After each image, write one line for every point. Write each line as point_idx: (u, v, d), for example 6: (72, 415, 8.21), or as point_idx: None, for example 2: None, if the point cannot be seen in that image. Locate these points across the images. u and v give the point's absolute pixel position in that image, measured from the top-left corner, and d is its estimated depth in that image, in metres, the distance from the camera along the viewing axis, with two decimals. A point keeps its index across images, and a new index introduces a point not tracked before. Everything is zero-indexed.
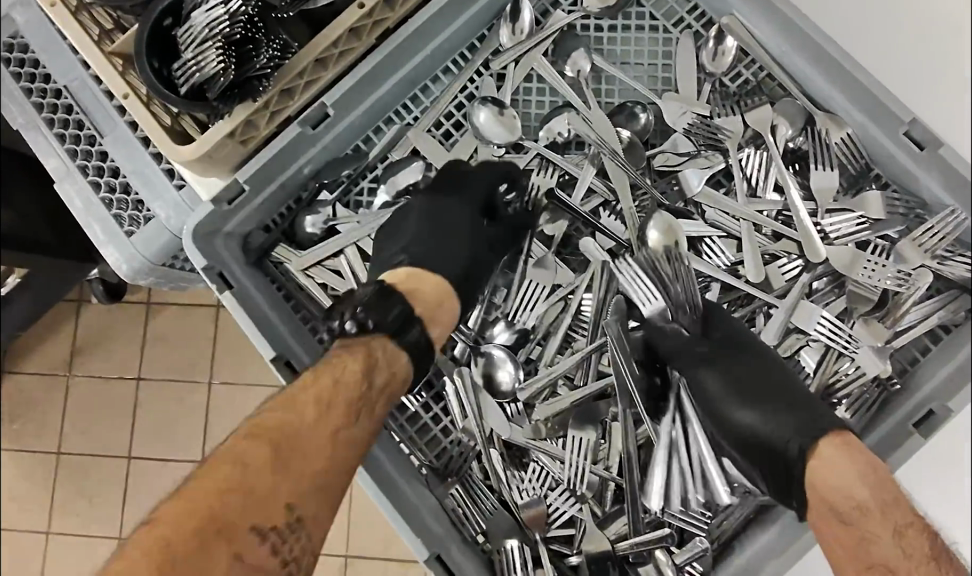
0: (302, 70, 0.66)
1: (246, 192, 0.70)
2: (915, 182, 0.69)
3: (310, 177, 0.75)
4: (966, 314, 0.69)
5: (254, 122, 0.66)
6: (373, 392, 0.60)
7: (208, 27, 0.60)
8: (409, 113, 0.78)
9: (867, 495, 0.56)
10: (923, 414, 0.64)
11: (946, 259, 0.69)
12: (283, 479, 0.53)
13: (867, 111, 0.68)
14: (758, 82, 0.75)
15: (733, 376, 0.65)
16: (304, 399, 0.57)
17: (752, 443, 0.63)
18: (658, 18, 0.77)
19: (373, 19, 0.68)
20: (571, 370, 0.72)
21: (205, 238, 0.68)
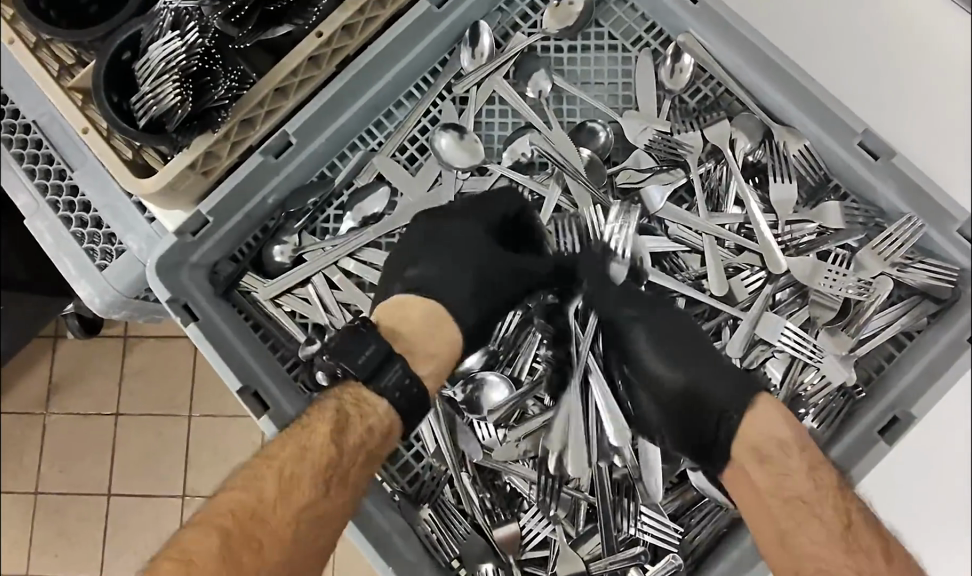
0: (261, 99, 0.66)
1: (210, 223, 0.70)
2: (871, 192, 0.71)
3: (275, 206, 0.75)
4: (928, 319, 0.69)
5: (215, 153, 0.66)
6: (344, 460, 0.59)
7: (164, 61, 0.60)
8: (373, 139, 0.78)
9: (792, 439, 0.60)
10: (887, 420, 0.65)
11: (907, 266, 0.69)
12: (236, 569, 0.53)
13: (822, 123, 0.70)
14: (716, 98, 0.76)
15: (664, 335, 0.66)
16: (273, 479, 0.57)
17: (685, 397, 0.63)
18: (617, 38, 0.78)
19: (331, 48, 0.68)
20: (541, 390, 0.72)
21: (171, 272, 0.68)
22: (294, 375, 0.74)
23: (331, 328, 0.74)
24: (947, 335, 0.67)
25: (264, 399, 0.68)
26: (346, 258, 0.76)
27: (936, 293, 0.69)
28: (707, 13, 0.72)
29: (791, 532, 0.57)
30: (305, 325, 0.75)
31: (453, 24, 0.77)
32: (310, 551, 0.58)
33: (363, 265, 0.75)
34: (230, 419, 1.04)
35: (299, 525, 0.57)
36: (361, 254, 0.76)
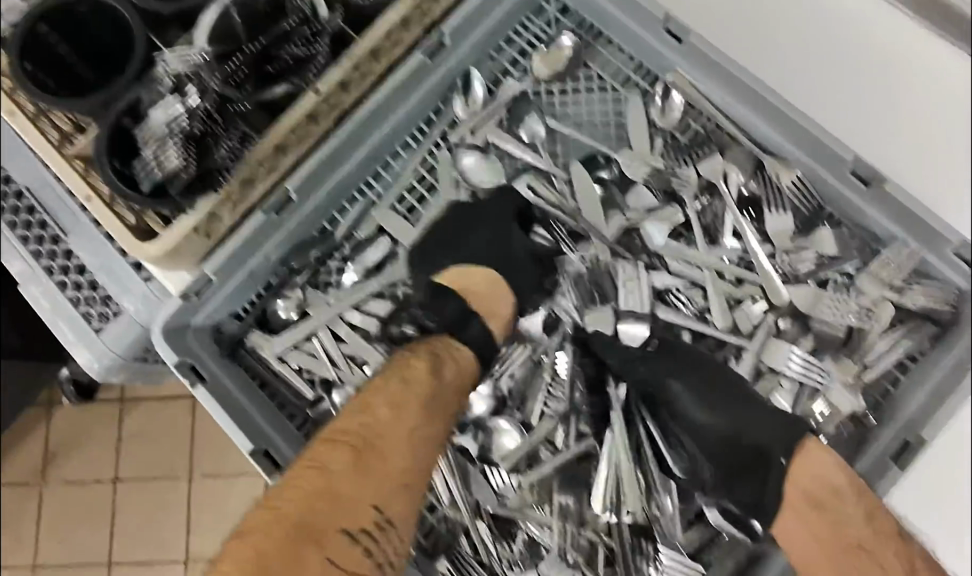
0: (261, 158, 0.66)
1: (213, 282, 0.70)
2: (865, 219, 0.71)
3: (278, 263, 0.74)
4: (932, 342, 0.70)
5: (217, 214, 0.66)
6: (444, 392, 0.65)
7: (166, 125, 0.61)
8: (371, 190, 0.78)
9: (844, 483, 0.61)
10: (898, 446, 0.65)
11: (906, 290, 0.70)
12: (365, 475, 0.58)
13: (813, 154, 0.71)
14: (708, 133, 0.76)
15: (702, 387, 0.67)
16: (380, 412, 0.61)
17: (733, 447, 0.65)
18: (606, 78, 0.78)
19: (328, 104, 0.69)
20: (552, 433, 0.71)
21: (176, 333, 0.68)
22: (302, 431, 0.73)
23: (339, 382, 0.74)
24: (951, 358, 0.67)
25: (276, 458, 0.68)
26: (351, 310, 0.76)
27: (937, 315, 0.69)
28: (693, 52, 0.73)
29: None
30: (312, 380, 0.75)
31: (446, 73, 0.77)
32: (418, 447, 0.62)
33: (368, 317, 0.75)
34: (233, 479, 1.03)
35: (414, 433, 0.62)
36: (365, 305, 0.76)
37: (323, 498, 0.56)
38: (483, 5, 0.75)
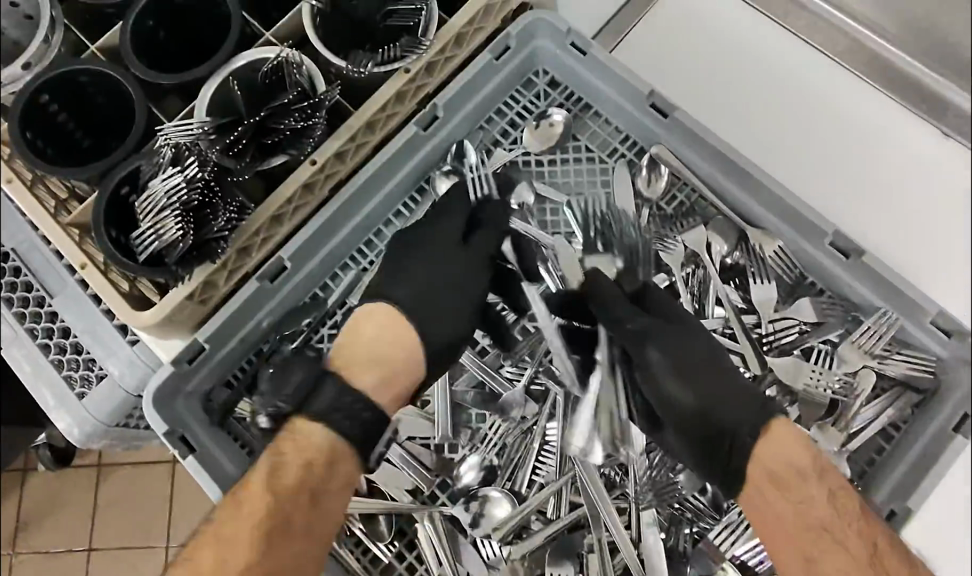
0: (259, 227, 0.67)
1: (206, 350, 0.70)
2: (845, 288, 0.73)
3: (268, 330, 0.74)
4: (912, 410, 0.72)
5: (213, 282, 0.67)
6: (303, 497, 0.62)
7: (166, 195, 0.61)
8: (364, 258, 0.79)
9: (810, 462, 0.62)
10: (887, 513, 0.67)
11: (886, 359, 0.71)
12: (272, 558, 0.60)
13: (797, 228, 0.73)
14: (691, 203, 0.78)
15: (678, 355, 0.66)
16: (284, 481, 0.61)
17: (702, 424, 0.63)
18: (593, 150, 0.80)
19: (325, 173, 0.69)
20: (543, 503, 0.71)
21: (166, 401, 0.68)
22: None
23: None
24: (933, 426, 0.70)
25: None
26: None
27: (917, 383, 0.71)
28: (680, 127, 0.74)
29: (817, 558, 0.60)
30: None
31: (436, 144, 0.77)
32: (316, 532, 0.63)
33: None
34: None
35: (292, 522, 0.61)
36: None
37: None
38: (475, 76, 0.75)
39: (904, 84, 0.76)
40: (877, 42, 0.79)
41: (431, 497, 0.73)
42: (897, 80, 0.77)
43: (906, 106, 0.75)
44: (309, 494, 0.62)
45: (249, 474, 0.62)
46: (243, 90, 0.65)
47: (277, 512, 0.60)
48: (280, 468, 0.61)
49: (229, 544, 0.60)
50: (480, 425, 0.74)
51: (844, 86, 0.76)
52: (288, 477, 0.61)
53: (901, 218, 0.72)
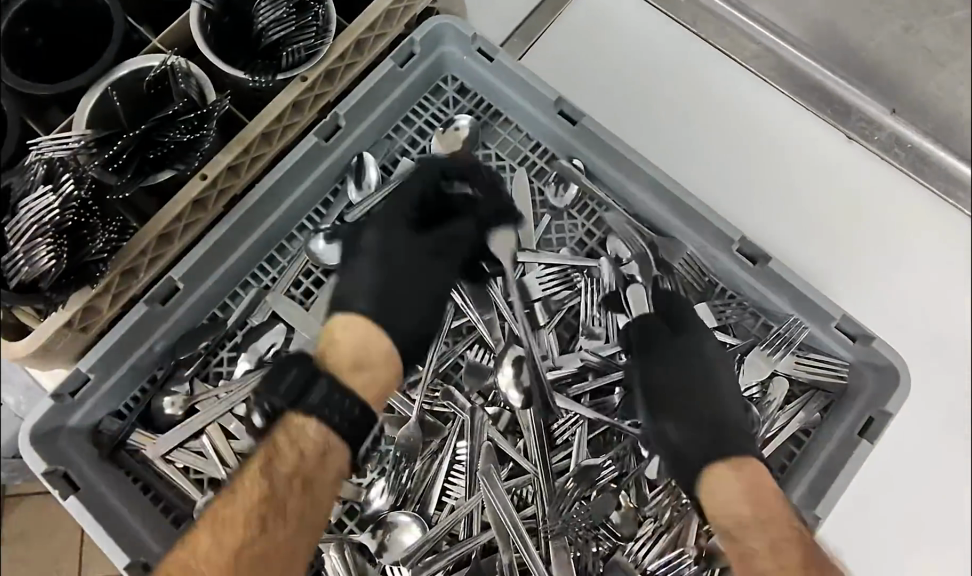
0: (145, 248, 0.62)
1: (92, 380, 0.64)
2: (665, 222, 0.71)
3: (164, 355, 0.69)
4: (792, 318, 0.67)
5: (95, 306, 0.62)
6: (271, 500, 0.53)
7: (36, 218, 0.57)
8: (266, 275, 0.73)
9: (748, 508, 0.56)
10: (862, 423, 0.64)
11: (712, 284, 0.71)
12: (232, 538, 0.52)
13: (636, 178, 0.71)
14: (545, 163, 0.76)
15: (685, 367, 0.64)
16: (277, 458, 0.54)
17: (705, 433, 0.60)
18: (429, 104, 0.77)
19: (217, 188, 0.65)
20: (454, 525, 0.65)
21: (47, 439, 0.62)
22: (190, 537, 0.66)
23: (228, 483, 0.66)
24: (859, 413, 0.65)
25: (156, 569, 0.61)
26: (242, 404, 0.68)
27: (825, 387, 0.67)
28: (505, 70, 0.73)
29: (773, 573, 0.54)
30: (200, 480, 0.68)
31: (305, 156, 0.70)
32: (282, 556, 0.53)
33: None
34: None
35: (282, 535, 0.53)
36: None
37: None
38: (380, 83, 0.72)
39: (796, 76, 0.79)
40: (659, 44, 0.80)
41: (337, 525, 0.66)
42: (692, 19, 0.81)
43: (743, 62, 0.79)
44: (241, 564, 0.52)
45: (227, 497, 0.54)
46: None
47: None
48: (245, 481, 0.54)
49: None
50: (389, 448, 0.67)
51: (693, 53, 0.79)
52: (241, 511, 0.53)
53: (795, 210, 0.74)
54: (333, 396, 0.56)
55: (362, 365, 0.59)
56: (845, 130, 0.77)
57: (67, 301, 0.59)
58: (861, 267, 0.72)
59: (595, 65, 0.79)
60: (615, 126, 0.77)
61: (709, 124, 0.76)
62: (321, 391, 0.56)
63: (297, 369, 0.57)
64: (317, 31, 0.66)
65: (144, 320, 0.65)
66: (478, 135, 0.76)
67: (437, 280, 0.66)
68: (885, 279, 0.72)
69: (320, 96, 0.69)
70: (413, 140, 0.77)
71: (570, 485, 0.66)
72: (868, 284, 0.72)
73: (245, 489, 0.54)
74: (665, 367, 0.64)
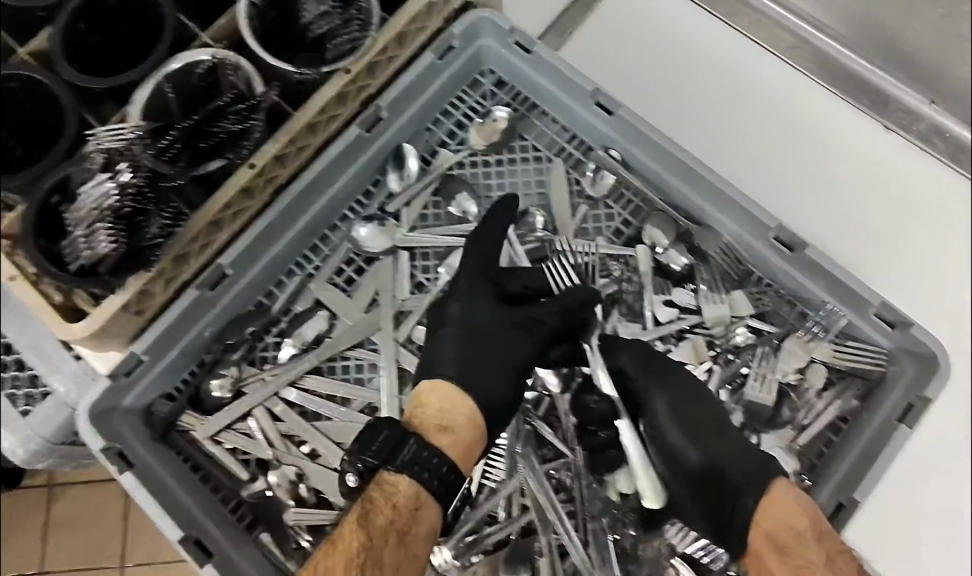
0: (196, 234, 0.65)
1: (145, 362, 0.67)
2: (702, 211, 0.72)
3: (212, 340, 0.71)
4: (828, 305, 0.68)
5: (149, 291, 0.64)
6: (371, 553, 0.56)
7: (96, 203, 0.59)
8: (310, 264, 0.75)
9: (804, 524, 0.57)
10: (902, 408, 0.65)
11: (749, 272, 0.71)
12: None
13: (670, 167, 0.72)
14: (582, 154, 0.77)
15: (681, 399, 0.66)
16: (380, 514, 0.58)
17: (718, 465, 0.62)
18: (467, 96, 0.79)
19: (265, 178, 0.67)
20: (495, 507, 0.66)
21: (103, 418, 0.65)
22: (239, 515, 0.68)
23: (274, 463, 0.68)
24: (898, 399, 0.65)
25: (207, 544, 0.63)
26: (288, 387, 0.70)
27: (864, 373, 0.67)
28: (543, 63, 0.75)
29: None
30: (248, 461, 0.70)
31: (348, 146, 0.72)
32: None
33: (306, 394, 0.70)
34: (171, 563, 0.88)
35: None
36: (302, 382, 0.71)
37: None
38: (420, 76, 0.74)
39: (832, 68, 0.80)
40: (694, 37, 0.80)
41: None
42: (728, 12, 0.82)
43: (778, 54, 0.80)
44: None
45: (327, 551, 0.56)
46: (47, 245, 0.61)
47: None
48: (349, 537, 0.56)
49: None
50: None
51: (729, 45, 0.80)
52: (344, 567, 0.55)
53: (835, 202, 0.74)
54: (421, 454, 0.60)
55: (448, 427, 0.63)
56: (882, 121, 0.77)
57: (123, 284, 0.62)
58: (902, 257, 0.72)
59: (630, 59, 0.80)
60: (651, 117, 0.78)
61: (748, 120, 0.77)
62: (411, 449, 0.60)
63: (387, 432, 0.60)
64: (361, 24, 0.68)
65: (194, 305, 0.68)
66: (515, 127, 0.77)
67: (522, 348, 0.68)
68: (927, 269, 0.72)
69: (363, 88, 0.71)
70: (452, 132, 0.79)
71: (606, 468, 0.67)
72: (910, 273, 0.72)
73: (345, 548, 0.56)
74: (673, 393, 0.66)
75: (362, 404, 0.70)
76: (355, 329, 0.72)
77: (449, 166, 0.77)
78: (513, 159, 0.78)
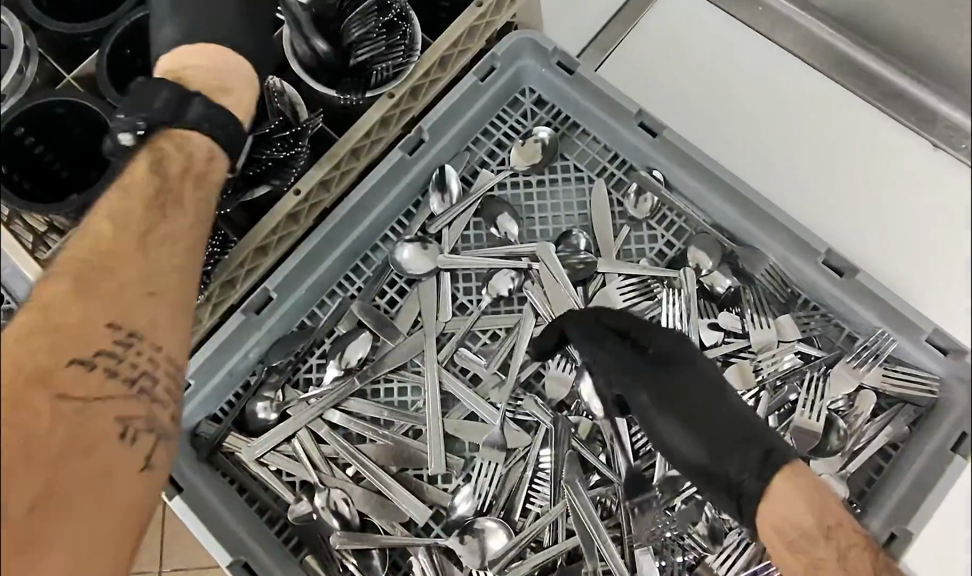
0: (242, 259, 0.65)
1: (192, 386, 0.68)
2: (748, 234, 0.71)
3: (256, 362, 0.72)
4: (880, 331, 0.67)
5: (197, 316, 0.65)
6: (148, 201, 0.54)
7: None
8: (352, 284, 0.75)
9: (809, 517, 0.55)
10: (955, 437, 0.64)
11: (797, 294, 0.70)
12: (106, 258, 0.50)
13: (710, 186, 0.72)
14: (625, 173, 0.76)
15: (675, 392, 0.61)
16: (162, 195, 0.55)
17: (713, 461, 0.58)
18: (507, 115, 0.79)
19: (309, 203, 0.68)
20: (541, 531, 0.66)
21: None
22: (286, 537, 0.68)
23: (320, 485, 0.68)
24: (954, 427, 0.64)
25: (256, 568, 0.64)
26: (331, 409, 0.71)
27: (913, 400, 0.66)
28: (583, 84, 0.75)
29: None
30: (293, 483, 0.70)
31: (390, 170, 0.72)
32: (162, 276, 0.53)
33: (351, 416, 0.71)
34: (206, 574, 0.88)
35: (145, 250, 0.52)
36: (346, 405, 0.71)
37: (78, 338, 0.47)
38: (461, 98, 0.74)
39: (879, 86, 0.79)
40: (733, 52, 0.79)
41: (426, 528, 0.69)
42: (770, 27, 0.81)
43: (819, 69, 0.79)
44: (132, 282, 0.51)
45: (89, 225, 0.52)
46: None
47: (97, 320, 0.48)
48: (136, 197, 0.54)
49: (99, 298, 0.49)
50: (474, 454, 0.70)
51: (767, 59, 0.79)
52: (111, 231, 0.51)
53: (882, 220, 0.73)
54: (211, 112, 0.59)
55: (216, 75, 0.62)
56: (930, 138, 0.75)
57: None
58: None
59: (671, 77, 0.79)
60: (691, 135, 0.77)
61: (788, 136, 0.76)
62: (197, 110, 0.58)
63: (169, 91, 0.57)
64: (405, 49, 0.68)
65: (240, 329, 0.68)
66: (556, 147, 0.77)
67: (614, 366, 0.64)
68: None
69: (405, 112, 0.71)
70: (492, 151, 0.78)
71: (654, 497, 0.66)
72: None
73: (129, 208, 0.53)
74: (692, 377, 0.62)
75: (407, 427, 0.70)
76: (398, 351, 0.71)
77: (491, 186, 0.76)
78: (555, 179, 0.77)
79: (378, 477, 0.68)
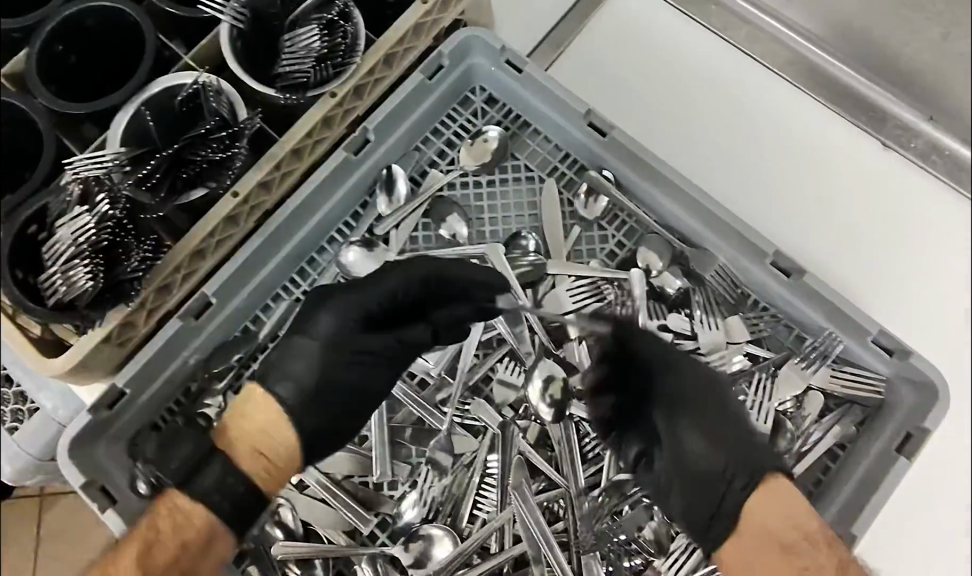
0: (179, 264, 0.63)
1: (127, 395, 0.65)
2: (698, 235, 0.70)
3: (196, 368, 0.69)
4: (829, 331, 0.66)
5: (131, 322, 0.62)
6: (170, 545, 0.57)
7: (73, 242, 0.58)
8: (297, 287, 0.74)
9: (812, 527, 0.57)
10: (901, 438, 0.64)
11: (747, 294, 0.70)
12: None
13: (659, 188, 0.71)
14: (576, 174, 0.75)
15: (695, 398, 0.63)
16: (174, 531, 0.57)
17: (718, 467, 0.59)
18: (458, 114, 0.77)
19: (249, 205, 0.66)
20: (488, 537, 0.65)
21: (86, 451, 0.63)
22: None
23: None
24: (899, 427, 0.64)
25: None
26: None
27: (860, 399, 0.66)
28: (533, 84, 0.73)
29: None
30: None
31: (336, 171, 0.71)
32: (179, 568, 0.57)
33: None
34: None
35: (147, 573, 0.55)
36: None
37: None
38: (407, 97, 0.72)
39: (831, 85, 0.78)
40: (687, 53, 0.79)
41: (370, 536, 0.67)
42: (723, 26, 0.80)
43: (772, 69, 0.78)
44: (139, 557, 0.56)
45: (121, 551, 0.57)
46: (24, 276, 0.59)
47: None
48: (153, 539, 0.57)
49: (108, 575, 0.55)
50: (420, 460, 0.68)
51: (721, 59, 0.79)
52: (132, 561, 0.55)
53: (833, 220, 0.73)
54: (226, 480, 0.59)
55: (264, 451, 0.61)
56: (880, 138, 0.76)
57: (102, 319, 0.60)
58: (895, 277, 0.71)
59: (625, 78, 0.78)
60: (643, 135, 0.76)
61: (742, 137, 0.75)
62: (214, 474, 0.59)
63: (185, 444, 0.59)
64: (346, 48, 0.66)
65: (179, 335, 0.66)
66: (507, 146, 0.75)
67: (642, 353, 0.65)
68: (921, 291, 0.71)
69: (350, 111, 0.69)
70: (442, 151, 0.77)
71: (601, 501, 0.66)
72: (907, 296, 0.71)
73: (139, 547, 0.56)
74: (705, 384, 0.63)
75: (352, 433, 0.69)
76: None
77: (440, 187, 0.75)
78: (505, 179, 0.76)
79: (322, 485, 0.67)
